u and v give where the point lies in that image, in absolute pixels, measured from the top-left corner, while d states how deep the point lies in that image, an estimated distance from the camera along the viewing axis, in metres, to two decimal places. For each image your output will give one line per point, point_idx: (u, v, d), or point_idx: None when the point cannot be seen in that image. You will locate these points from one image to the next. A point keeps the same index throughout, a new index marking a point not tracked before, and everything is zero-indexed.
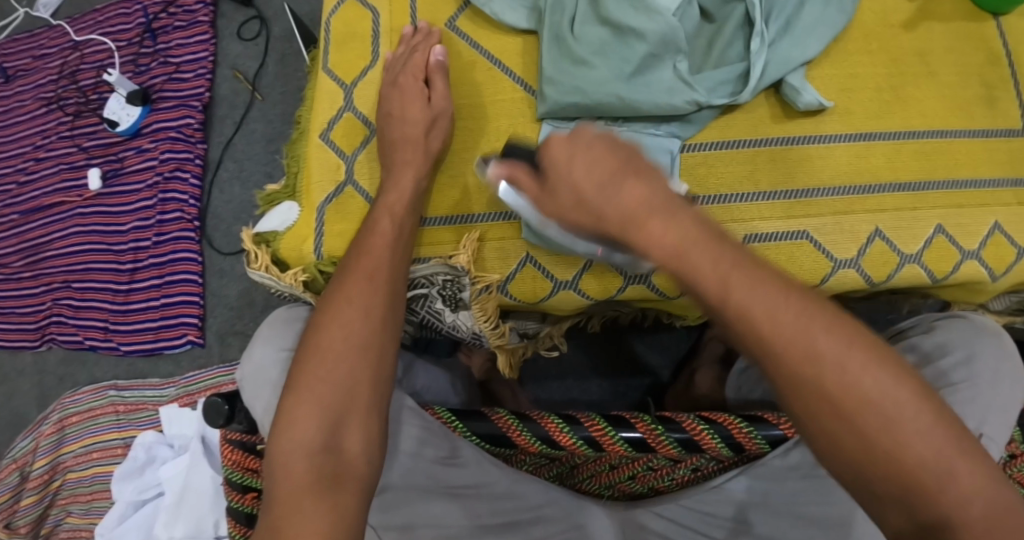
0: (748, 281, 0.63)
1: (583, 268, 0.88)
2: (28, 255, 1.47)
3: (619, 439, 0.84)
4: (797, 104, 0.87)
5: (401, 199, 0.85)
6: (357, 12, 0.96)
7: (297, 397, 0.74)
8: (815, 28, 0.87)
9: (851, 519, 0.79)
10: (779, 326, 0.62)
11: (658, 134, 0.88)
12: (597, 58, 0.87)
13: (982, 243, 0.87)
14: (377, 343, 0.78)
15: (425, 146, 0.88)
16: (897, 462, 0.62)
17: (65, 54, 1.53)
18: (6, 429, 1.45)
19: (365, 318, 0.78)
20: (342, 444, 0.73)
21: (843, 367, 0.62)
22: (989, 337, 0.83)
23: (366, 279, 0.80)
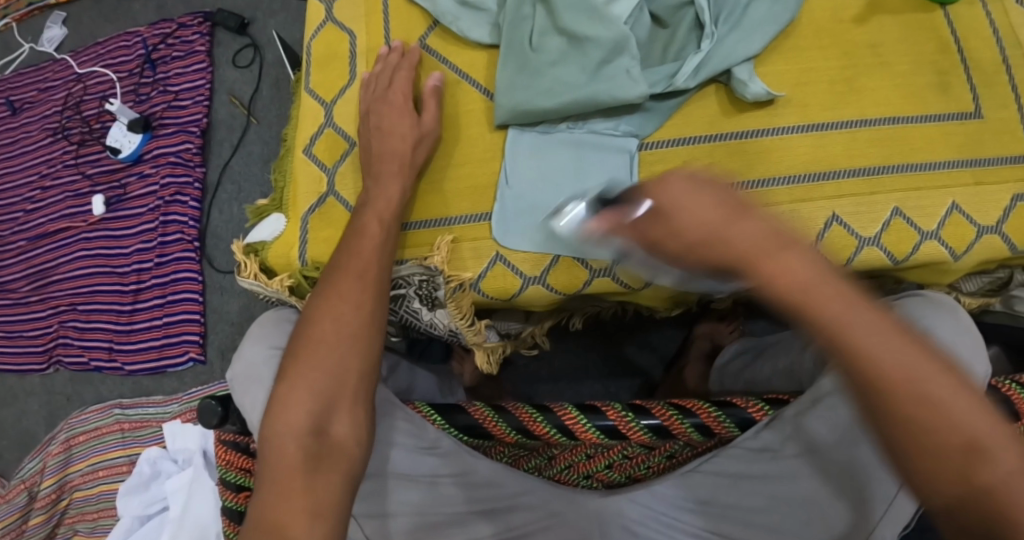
0: (849, 303, 0.64)
1: (551, 263, 0.91)
2: (36, 280, 1.53)
3: (592, 427, 0.87)
4: (745, 95, 0.91)
5: (389, 205, 0.90)
6: (336, 35, 1.01)
7: (288, 385, 0.78)
8: (760, 24, 0.92)
9: (817, 497, 0.83)
10: (893, 365, 0.63)
11: (616, 134, 0.93)
12: (556, 63, 0.92)
13: (940, 224, 0.90)
14: (366, 334, 0.82)
15: (409, 159, 0.92)
16: (983, 486, 0.62)
17: (69, 86, 1.60)
18: (16, 450, 1.51)
19: (355, 310, 0.83)
20: (330, 427, 0.77)
21: (933, 385, 0.63)
22: (947, 313, 0.85)
23: (354, 275, 0.85)
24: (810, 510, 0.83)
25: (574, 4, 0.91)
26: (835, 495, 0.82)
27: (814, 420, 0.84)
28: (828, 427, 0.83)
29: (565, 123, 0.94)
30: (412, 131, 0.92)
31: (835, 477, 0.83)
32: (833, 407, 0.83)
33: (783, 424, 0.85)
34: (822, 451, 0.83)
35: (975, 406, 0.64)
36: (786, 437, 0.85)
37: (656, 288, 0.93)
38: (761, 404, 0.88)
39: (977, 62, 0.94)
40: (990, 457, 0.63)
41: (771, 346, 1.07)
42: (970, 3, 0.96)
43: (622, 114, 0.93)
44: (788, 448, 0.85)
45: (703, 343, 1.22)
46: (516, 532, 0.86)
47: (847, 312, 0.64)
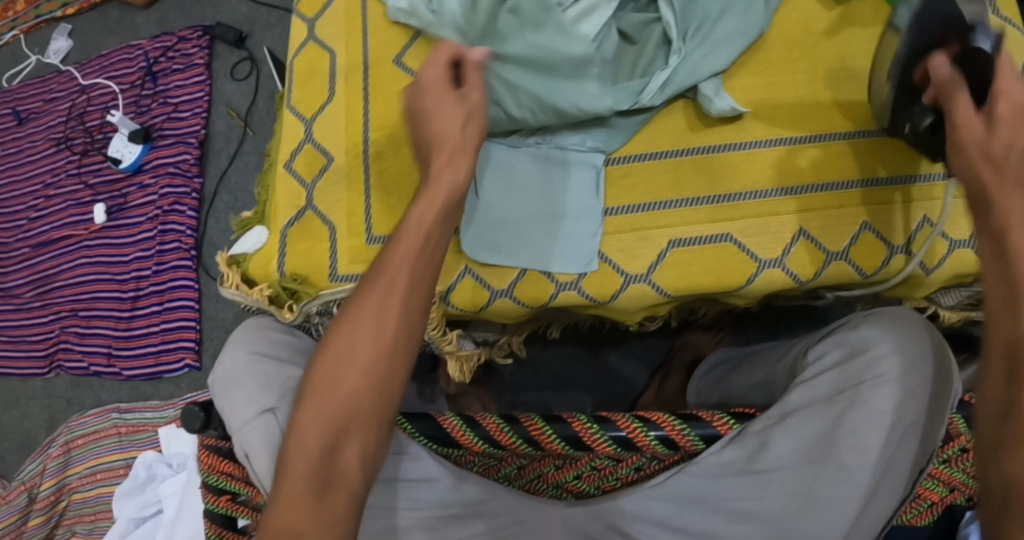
0: None
1: (517, 277, 0.94)
2: (39, 285, 1.57)
3: (556, 437, 0.88)
4: (710, 111, 0.93)
5: (431, 209, 0.80)
6: (319, 52, 1.03)
7: (305, 405, 0.75)
8: (728, 39, 0.94)
9: (783, 512, 0.83)
10: None
11: (583, 149, 0.95)
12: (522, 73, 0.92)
13: (909, 238, 0.91)
14: (391, 356, 0.76)
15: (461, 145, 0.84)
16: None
17: (74, 97, 1.64)
18: (18, 452, 1.55)
19: (377, 329, 0.76)
20: (341, 454, 0.74)
21: None
22: (912, 326, 0.86)
23: (384, 289, 0.77)
24: (779, 524, 0.83)
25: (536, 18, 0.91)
26: (802, 510, 0.82)
27: (781, 434, 0.85)
28: (792, 441, 0.84)
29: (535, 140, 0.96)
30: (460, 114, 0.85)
31: (801, 491, 0.83)
32: (799, 422, 0.85)
33: (746, 439, 0.86)
34: (790, 465, 0.84)
35: None
36: (751, 452, 0.86)
37: (623, 301, 0.94)
38: (727, 417, 0.89)
39: None
40: None
41: (749, 357, 1.08)
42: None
43: (590, 128, 0.95)
44: (754, 462, 0.85)
45: (686, 353, 1.23)
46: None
47: None
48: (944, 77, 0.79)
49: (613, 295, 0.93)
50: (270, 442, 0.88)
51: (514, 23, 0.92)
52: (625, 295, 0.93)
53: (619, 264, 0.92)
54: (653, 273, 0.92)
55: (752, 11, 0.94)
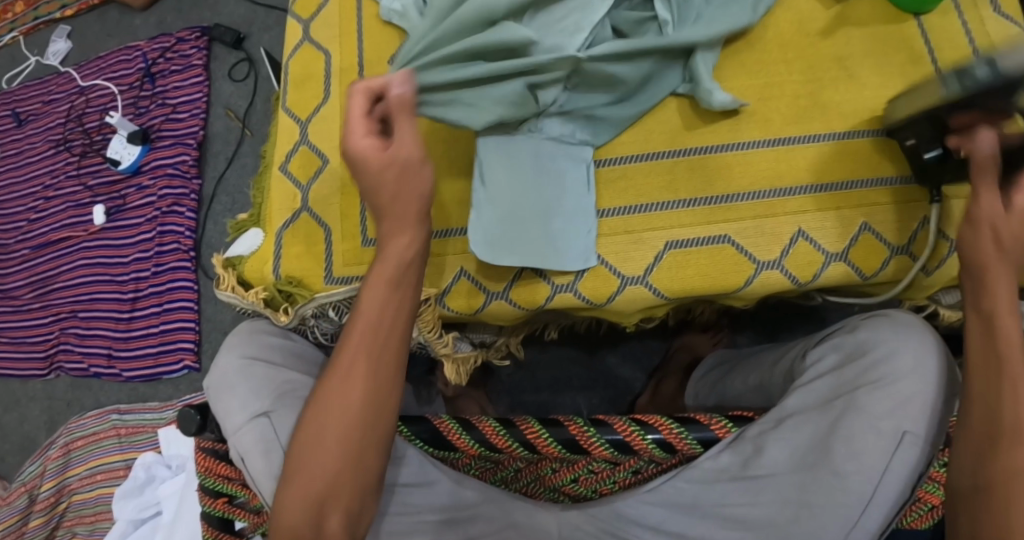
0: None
1: (513, 279, 0.94)
2: (38, 287, 1.57)
3: (552, 440, 0.88)
4: (711, 104, 0.91)
5: (394, 270, 0.83)
6: (313, 54, 1.03)
7: (290, 479, 0.79)
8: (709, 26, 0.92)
9: (779, 520, 0.81)
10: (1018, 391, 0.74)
11: (572, 142, 0.94)
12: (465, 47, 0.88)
13: (909, 239, 0.91)
14: (366, 426, 0.80)
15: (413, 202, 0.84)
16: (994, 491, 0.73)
17: (72, 99, 1.63)
18: (18, 454, 1.56)
19: (353, 400, 0.80)
20: (325, 526, 0.77)
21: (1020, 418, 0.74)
22: (912, 333, 0.84)
23: (359, 359, 0.81)
24: (773, 531, 0.81)
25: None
26: (797, 518, 0.80)
27: (776, 441, 0.84)
28: (787, 448, 0.84)
29: (527, 128, 0.93)
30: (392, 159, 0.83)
31: (796, 499, 0.81)
32: (793, 428, 0.84)
33: (743, 443, 0.86)
34: (785, 472, 0.83)
35: None
36: (746, 457, 0.85)
37: (620, 303, 0.94)
38: (724, 421, 0.88)
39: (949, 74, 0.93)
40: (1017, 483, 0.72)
41: (746, 359, 1.07)
42: (944, 12, 0.95)
43: (578, 122, 0.94)
44: (749, 468, 0.84)
45: (683, 354, 1.23)
46: None
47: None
48: (984, 155, 0.80)
49: (610, 297, 0.93)
50: (265, 445, 0.88)
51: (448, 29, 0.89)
52: (621, 297, 0.93)
53: (615, 266, 0.92)
54: (649, 275, 0.92)
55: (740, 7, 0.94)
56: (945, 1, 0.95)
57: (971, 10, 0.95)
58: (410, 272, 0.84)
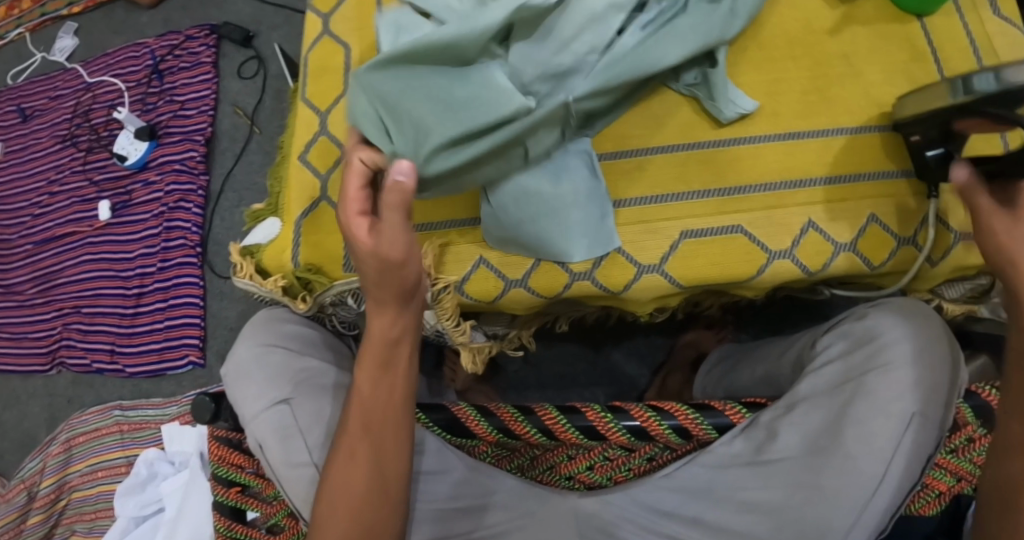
0: None
1: (531, 267, 0.95)
2: (41, 283, 1.57)
3: (571, 426, 0.89)
4: (725, 115, 0.94)
5: (383, 345, 0.83)
6: (332, 46, 1.04)
7: None
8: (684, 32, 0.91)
9: (790, 503, 0.82)
10: None
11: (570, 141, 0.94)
12: (444, 120, 0.86)
13: (916, 230, 0.93)
14: (374, 498, 0.81)
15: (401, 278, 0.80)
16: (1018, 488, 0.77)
17: (79, 95, 1.64)
18: (18, 451, 1.54)
19: (360, 473, 0.81)
20: None
21: None
22: (922, 319, 0.87)
23: (361, 430, 0.82)
24: (787, 515, 0.82)
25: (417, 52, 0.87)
26: (808, 501, 0.82)
27: (788, 427, 0.86)
28: (799, 433, 0.85)
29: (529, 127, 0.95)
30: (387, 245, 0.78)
31: (805, 484, 0.83)
32: (806, 413, 0.86)
33: (756, 429, 0.87)
34: (796, 456, 0.84)
35: None
36: (760, 443, 0.86)
37: (635, 293, 0.95)
38: (739, 407, 0.89)
39: (952, 72, 0.96)
40: None
41: (752, 352, 1.08)
42: (946, 13, 0.97)
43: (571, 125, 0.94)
44: (763, 453, 0.85)
45: (689, 350, 1.25)
46: (492, 531, 0.87)
47: None
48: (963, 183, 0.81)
49: (626, 286, 0.95)
50: (285, 431, 0.89)
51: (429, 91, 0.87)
52: (637, 286, 0.94)
53: (631, 255, 0.94)
54: (665, 263, 0.93)
55: (715, 13, 0.93)
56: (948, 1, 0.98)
57: (973, 12, 0.98)
58: (400, 349, 0.83)
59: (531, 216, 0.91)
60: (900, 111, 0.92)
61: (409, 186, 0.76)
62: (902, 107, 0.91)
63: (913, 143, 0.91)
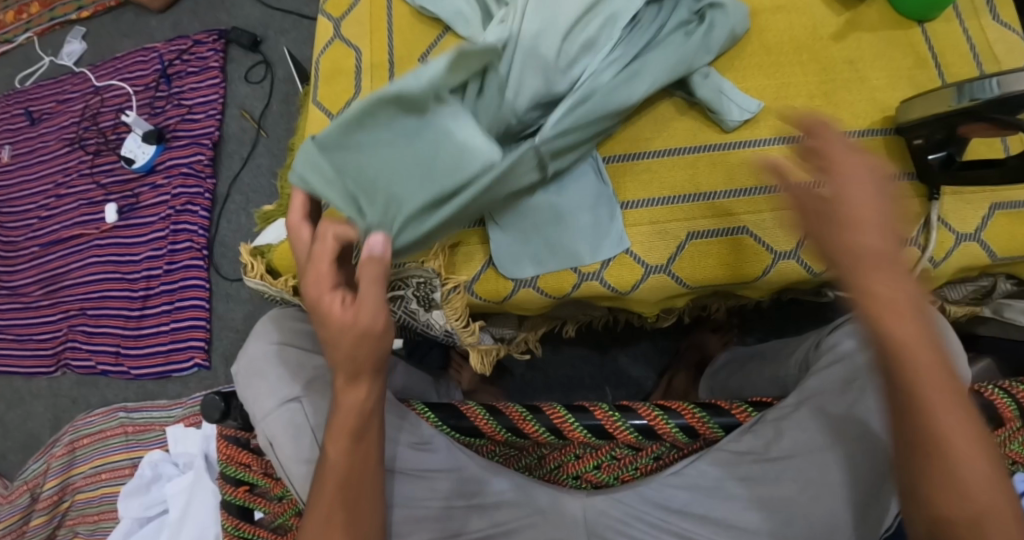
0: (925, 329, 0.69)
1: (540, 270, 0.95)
2: (48, 284, 1.58)
3: (579, 425, 0.90)
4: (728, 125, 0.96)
5: (354, 421, 0.82)
6: (344, 51, 1.05)
7: None
8: (654, 65, 0.94)
9: (800, 498, 0.84)
10: (932, 386, 0.69)
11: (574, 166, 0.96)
12: (417, 185, 0.86)
13: (920, 231, 0.94)
14: None
15: (374, 352, 0.80)
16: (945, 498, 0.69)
17: (87, 98, 1.65)
18: (20, 452, 1.54)
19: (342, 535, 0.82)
20: None
21: (934, 398, 0.69)
22: None
23: (337, 490, 0.83)
24: (795, 510, 0.84)
25: (385, 118, 0.83)
26: (816, 497, 0.84)
27: (795, 426, 0.86)
28: (805, 433, 0.86)
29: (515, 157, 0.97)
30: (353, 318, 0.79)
31: (813, 480, 0.84)
32: (817, 409, 0.87)
33: (763, 427, 0.87)
34: (803, 454, 0.85)
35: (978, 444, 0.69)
36: (767, 441, 0.87)
37: (642, 293, 0.97)
38: (744, 406, 0.91)
39: (953, 77, 0.98)
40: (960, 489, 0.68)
41: (757, 354, 1.10)
42: (947, 20, 0.99)
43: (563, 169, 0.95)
44: (770, 451, 0.86)
45: (694, 352, 1.26)
46: (499, 529, 0.88)
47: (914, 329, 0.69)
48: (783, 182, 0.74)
49: (634, 286, 0.96)
50: (296, 430, 0.89)
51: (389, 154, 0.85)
52: (645, 286, 0.96)
53: (640, 255, 0.95)
54: (672, 264, 0.95)
55: (690, 42, 0.95)
56: (949, 8, 0.99)
57: (973, 18, 1.00)
58: (374, 419, 0.83)
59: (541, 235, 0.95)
60: (903, 113, 0.94)
61: (385, 257, 0.79)
62: (906, 111, 0.93)
63: (917, 145, 0.92)
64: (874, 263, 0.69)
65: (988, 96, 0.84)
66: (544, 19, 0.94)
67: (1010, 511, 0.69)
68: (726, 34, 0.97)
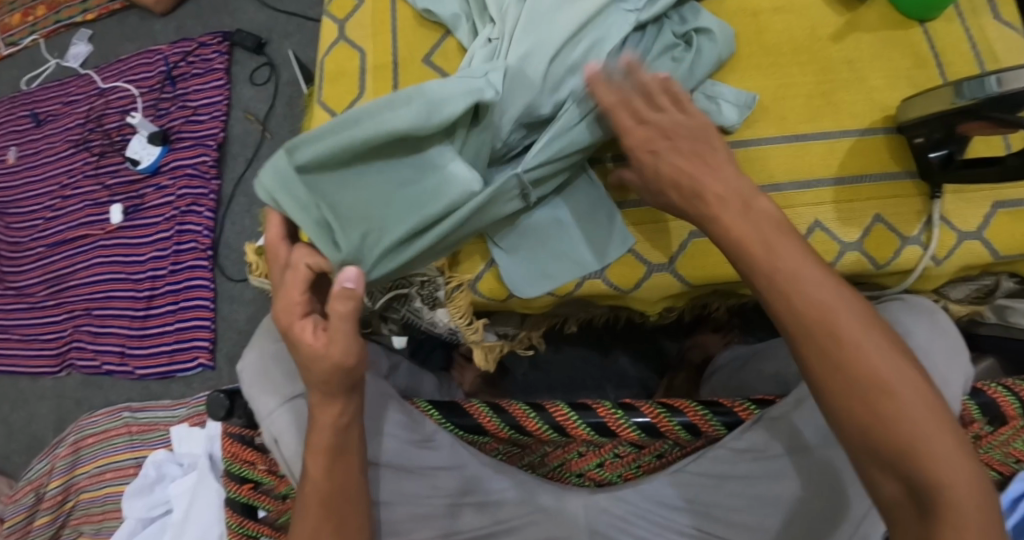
0: (792, 256, 0.74)
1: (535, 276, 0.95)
2: (53, 285, 1.58)
3: (583, 423, 0.90)
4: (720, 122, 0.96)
5: (330, 439, 0.82)
6: (348, 52, 1.06)
7: None
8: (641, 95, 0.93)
9: (803, 496, 0.84)
10: (817, 309, 0.72)
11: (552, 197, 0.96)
12: (393, 215, 0.87)
13: (921, 230, 0.95)
14: None
15: (350, 375, 0.79)
16: (878, 417, 0.70)
17: (92, 100, 1.66)
18: (25, 452, 1.54)
19: None
20: None
21: (843, 320, 0.72)
22: (924, 315, 0.88)
23: (320, 503, 0.83)
24: (798, 507, 0.84)
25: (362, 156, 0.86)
26: (820, 495, 0.83)
27: (799, 424, 0.86)
28: (808, 431, 0.85)
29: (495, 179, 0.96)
30: (336, 353, 0.77)
31: (818, 478, 0.84)
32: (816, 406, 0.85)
33: (767, 424, 0.87)
34: (805, 451, 0.85)
35: (892, 354, 0.72)
36: (770, 438, 0.86)
37: (644, 291, 0.97)
38: (747, 402, 0.90)
39: (954, 76, 0.98)
40: (889, 398, 0.70)
41: (759, 352, 1.10)
42: (948, 19, 1.00)
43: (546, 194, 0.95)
44: (773, 449, 0.86)
45: (696, 352, 1.26)
46: (503, 526, 0.90)
47: (781, 260, 0.74)
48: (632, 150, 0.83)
49: (636, 285, 0.97)
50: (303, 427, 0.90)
51: (365, 182, 0.87)
52: (647, 285, 0.96)
53: (642, 254, 0.95)
54: (675, 262, 0.95)
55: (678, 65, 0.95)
56: (949, 8, 1.00)
57: (974, 18, 1.00)
58: (351, 433, 0.83)
59: (534, 256, 0.95)
60: (903, 112, 0.94)
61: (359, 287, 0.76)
62: (907, 111, 0.93)
63: (917, 144, 0.93)
64: (719, 207, 0.78)
65: (992, 92, 0.84)
66: (533, 41, 0.92)
67: (930, 410, 0.70)
68: (713, 58, 0.96)
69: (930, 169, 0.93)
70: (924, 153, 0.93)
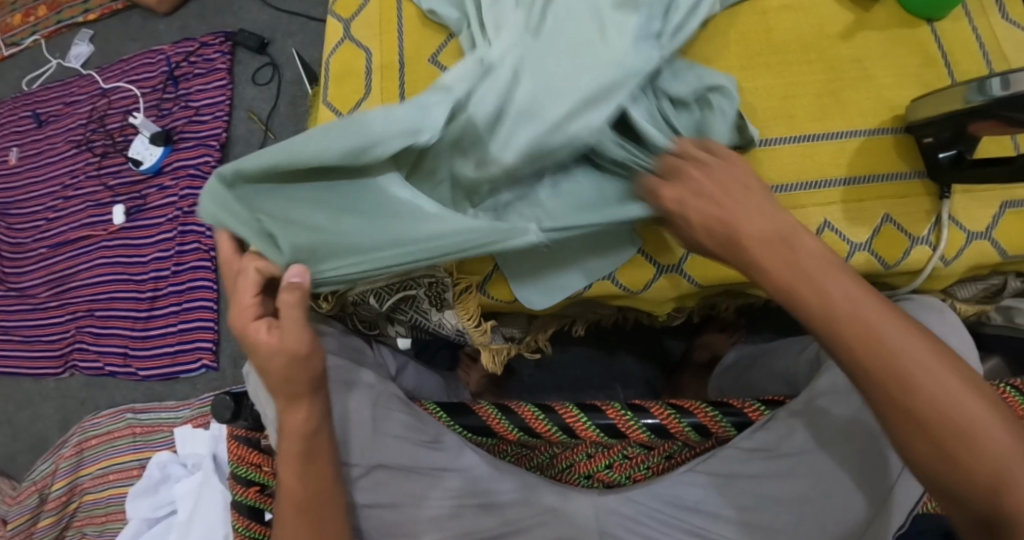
0: (843, 286, 0.71)
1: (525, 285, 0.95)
2: (56, 286, 1.58)
3: (592, 424, 0.90)
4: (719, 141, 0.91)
5: (298, 444, 0.82)
6: (353, 52, 1.05)
7: None
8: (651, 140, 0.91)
9: (813, 494, 0.84)
10: (875, 341, 0.69)
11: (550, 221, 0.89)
12: (339, 228, 0.84)
13: (931, 230, 0.95)
14: None
15: (305, 376, 0.79)
16: (952, 445, 0.67)
17: (94, 101, 1.66)
18: (29, 453, 1.54)
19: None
20: None
21: (907, 353, 0.68)
22: (934, 315, 0.88)
23: (295, 508, 0.84)
24: (810, 506, 0.84)
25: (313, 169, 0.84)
26: (829, 492, 0.84)
27: (807, 423, 0.86)
28: (815, 430, 0.86)
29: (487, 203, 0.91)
30: (280, 354, 0.77)
31: (826, 475, 0.85)
32: (827, 409, 0.86)
33: (775, 424, 0.87)
34: (811, 451, 0.85)
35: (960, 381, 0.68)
36: (779, 438, 0.87)
37: (654, 292, 0.97)
38: (757, 404, 0.90)
39: (962, 75, 0.98)
40: (965, 425, 0.67)
41: (768, 352, 1.10)
42: (956, 18, 1.00)
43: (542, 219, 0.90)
44: (782, 448, 0.86)
45: (703, 352, 1.25)
46: (510, 528, 0.89)
47: (834, 290, 0.71)
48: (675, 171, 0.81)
49: (645, 286, 0.96)
50: None
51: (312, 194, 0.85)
52: (656, 285, 0.96)
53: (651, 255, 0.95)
54: (684, 264, 0.95)
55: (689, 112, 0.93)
56: (958, 7, 1.00)
57: (982, 17, 1.00)
58: (317, 437, 0.83)
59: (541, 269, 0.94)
60: (914, 110, 0.93)
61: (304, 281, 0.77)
62: (916, 110, 0.93)
63: (928, 143, 0.93)
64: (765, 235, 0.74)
65: (999, 94, 0.83)
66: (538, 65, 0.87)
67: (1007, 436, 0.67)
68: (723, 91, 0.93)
69: (940, 167, 0.93)
70: (933, 152, 0.92)
